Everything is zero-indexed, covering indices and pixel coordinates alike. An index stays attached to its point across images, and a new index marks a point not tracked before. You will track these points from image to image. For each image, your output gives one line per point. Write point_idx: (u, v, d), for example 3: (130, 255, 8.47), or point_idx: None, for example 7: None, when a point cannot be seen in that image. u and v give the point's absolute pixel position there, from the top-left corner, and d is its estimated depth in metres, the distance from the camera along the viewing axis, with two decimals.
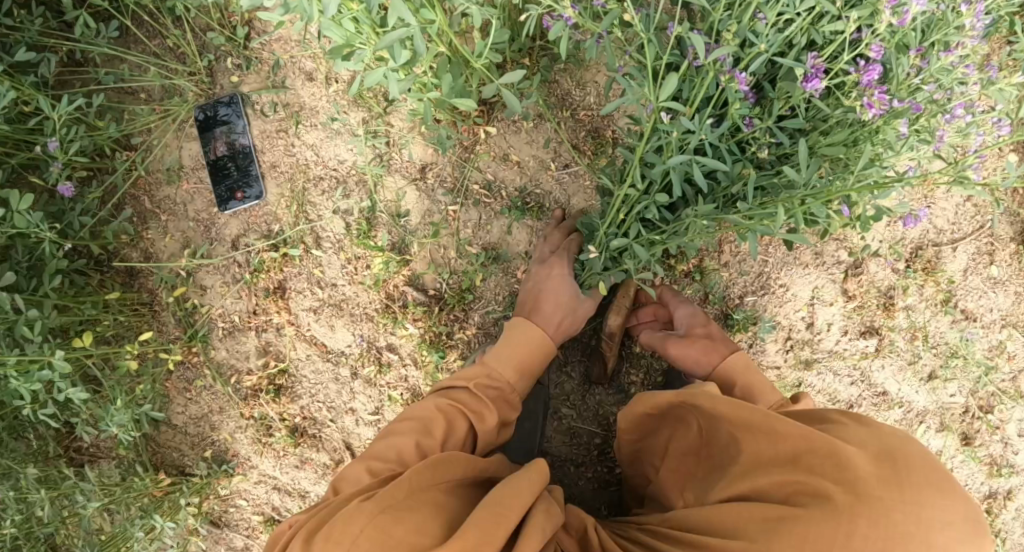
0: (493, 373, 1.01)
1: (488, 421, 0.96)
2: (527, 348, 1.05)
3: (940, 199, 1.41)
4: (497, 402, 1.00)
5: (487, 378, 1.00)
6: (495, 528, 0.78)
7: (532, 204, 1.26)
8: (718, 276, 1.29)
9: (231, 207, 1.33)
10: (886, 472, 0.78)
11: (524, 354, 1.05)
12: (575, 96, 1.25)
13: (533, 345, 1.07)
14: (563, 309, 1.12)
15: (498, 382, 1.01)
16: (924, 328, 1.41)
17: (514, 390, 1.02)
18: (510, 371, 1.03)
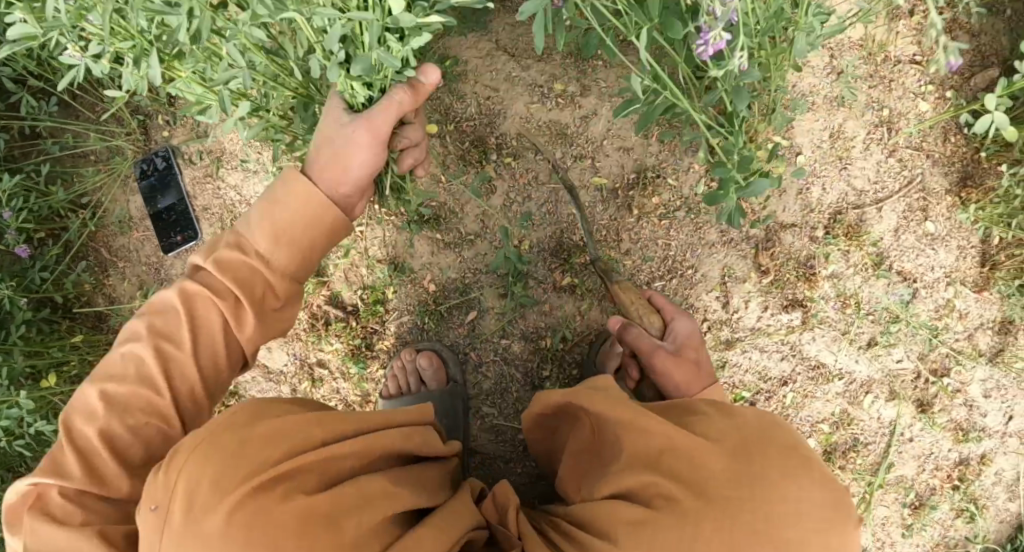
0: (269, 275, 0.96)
1: (243, 318, 0.95)
2: (298, 226, 0.97)
3: (858, 159, 1.37)
4: (248, 282, 0.95)
5: (244, 264, 0.95)
6: (339, 420, 0.86)
7: (429, 217, 1.33)
8: (619, 265, 1.30)
9: (174, 249, 1.45)
10: (738, 470, 0.84)
11: (301, 246, 0.98)
12: (457, 110, 1.31)
13: (312, 209, 0.98)
14: (314, 186, 0.98)
15: (271, 269, 0.96)
16: (855, 295, 1.37)
17: (271, 265, 0.96)
18: (267, 242, 0.96)
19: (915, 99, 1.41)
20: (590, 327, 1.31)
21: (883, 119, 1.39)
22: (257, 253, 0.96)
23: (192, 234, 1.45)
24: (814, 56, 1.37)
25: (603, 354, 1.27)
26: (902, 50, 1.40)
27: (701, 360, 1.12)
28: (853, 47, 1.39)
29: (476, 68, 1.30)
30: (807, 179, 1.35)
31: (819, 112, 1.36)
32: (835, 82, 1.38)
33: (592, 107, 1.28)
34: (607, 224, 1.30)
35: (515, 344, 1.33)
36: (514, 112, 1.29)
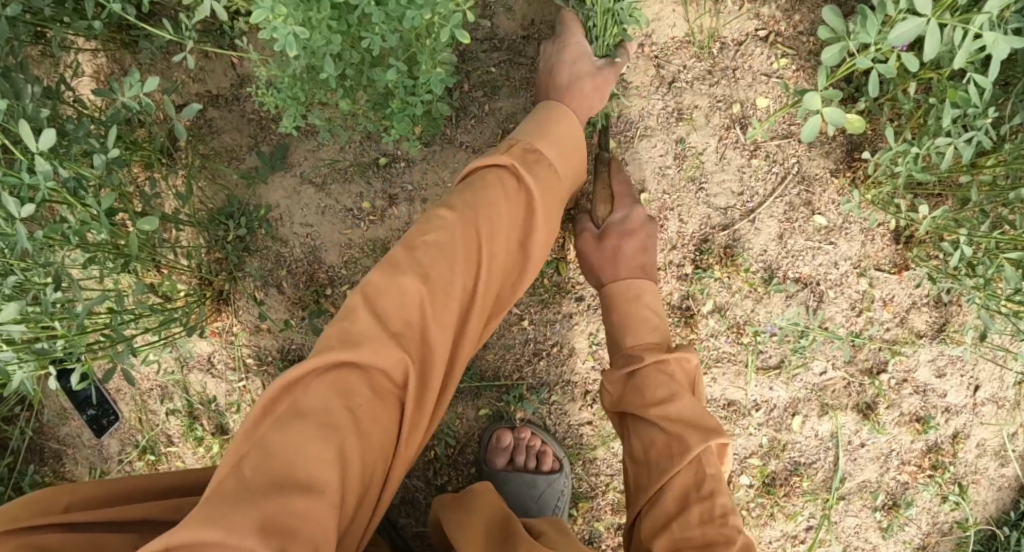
0: (426, 289, 0.77)
1: (385, 323, 0.76)
2: (501, 208, 0.84)
3: (715, 172, 1.23)
4: (413, 286, 0.77)
5: (427, 253, 0.79)
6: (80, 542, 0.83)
7: (295, 359, 1.33)
8: (481, 361, 1.26)
9: (103, 434, 1.49)
10: None
11: (427, 264, 0.78)
12: (286, 253, 1.29)
13: (509, 209, 0.85)
14: (512, 205, 0.86)
15: (446, 271, 0.79)
16: (750, 322, 1.25)
17: (462, 284, 0.80)
18: (451, 241, 0.80)
19: (768, 80, 1.23)
20: (472, 428, 1.28)
21: (735, 117, 1.23)
22: (473, 215, 0.82)
23: (114, 415, 1.48)
24: (636, 74, 1.23)
25: (491, 450, 1.25)
26: (739, 30, 1.23)
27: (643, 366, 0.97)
28: (681, 47, 1.23)
29: (287, 208, 1.29)
30: (659, 215, 1.23)
31: (656, 135, 1.22)
32: (667, 95, 1.23)
33: (406, 215, 1.27)
34: None
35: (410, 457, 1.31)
36: (335, 240, 1.28)
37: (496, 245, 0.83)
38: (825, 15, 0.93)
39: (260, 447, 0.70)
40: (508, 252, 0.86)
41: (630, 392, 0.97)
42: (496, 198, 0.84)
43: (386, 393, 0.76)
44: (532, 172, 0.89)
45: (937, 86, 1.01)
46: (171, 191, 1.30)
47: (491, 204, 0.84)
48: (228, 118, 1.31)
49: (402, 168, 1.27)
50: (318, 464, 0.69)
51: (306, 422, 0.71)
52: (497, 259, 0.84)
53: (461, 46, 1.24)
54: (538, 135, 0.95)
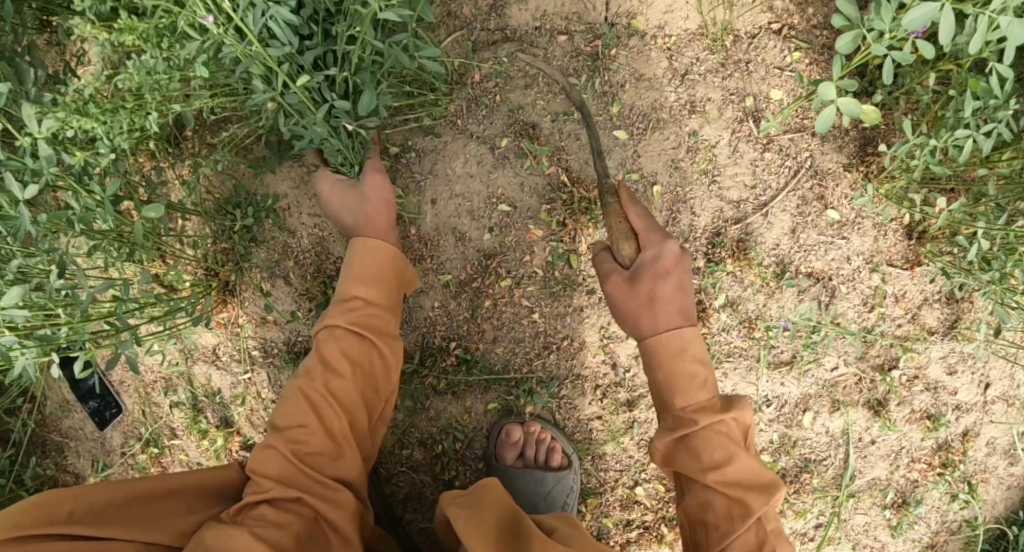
0: (314, 437, 1.00)
1: (264, 474, 0.97)
2: (354, 342, 1.07)
3: (728, 165, 1.22)
4: (289, 439, 0.99)
5: (312, 387, 1.03)
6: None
7: (300, 351, 1.32)
8: (491, 354, 1.24)
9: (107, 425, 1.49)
10: None
11: (291, 420, 1.01)
12: (294, 244, 1.28)
13: (346, 346, 1.07)
14: (365, 347, 1.08)
15: (302, 424, 1.00)
16: (761, 317, 1.24)
17: (322, 416, 1.02)
18: (325, 381, 1.04)
19: (782, 74, 1.22)
20: (480, 423, 1.27)
21: (748, 110, 1.22)
22: (313, 370, 1.05)
23: (119, 407, 1.48)
24: (648, 66, 1.22)
25: (499, 446, 1.23)
26: (752, 23, 1.22)
27: (655, 292, 1.02)
28: (695, 39, 1.22)
29: (296, 198, 1.27)
30: (672, 208, 1.22)
31: (668, 128, 1.21)
32: (680, 88, 1.22)
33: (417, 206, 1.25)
34: (464, 319, 1.24)
35: (416, 452, 1.29)
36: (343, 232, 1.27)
37: (338, 381, 1.05)
38: (839, 2, 0.91)
39: (199, 546, 0.85)
40: (370, 381, 1.08)
41: (641, 310, 1.03)
42: (331, 346, 1.07)
43: (279, 506, 0.94)
44: (375, 312, 1.10)
45: (957, 78, 1.01)
46: (177, 181, 1.29)
47: (333, 352, 1.07)
48: (236, 107, 1.30)
49: (414, 158, 1.23)
50: (247, 549, 0.86)
51: (226, 530, 0.88)
52: (353, 390, 1.05)
53: (473, 36, 1.22)
54: (353, 274, 1.11)
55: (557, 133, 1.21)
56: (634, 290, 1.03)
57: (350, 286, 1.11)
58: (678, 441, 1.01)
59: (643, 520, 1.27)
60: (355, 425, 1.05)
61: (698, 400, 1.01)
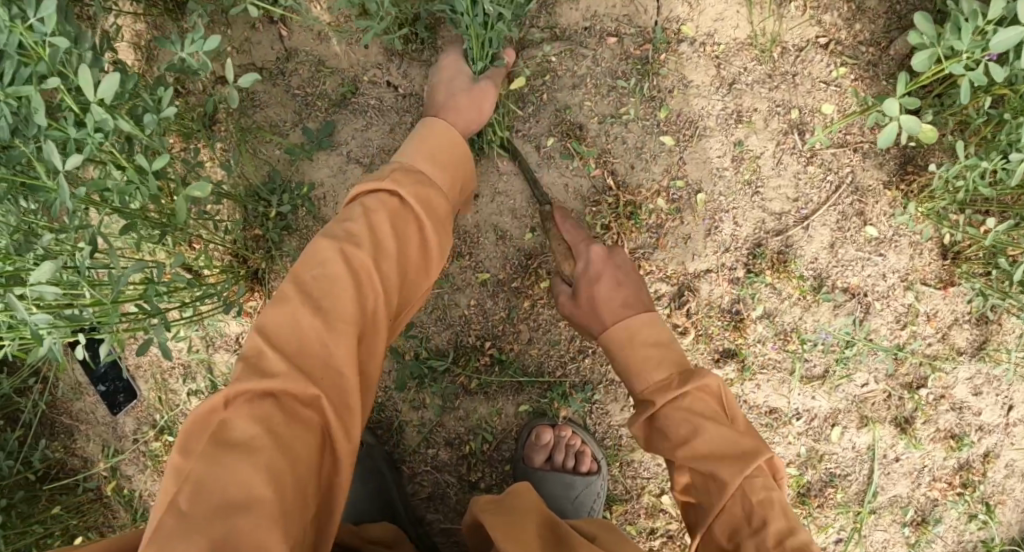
0: (329, 331, 0.78)
1: (277, 354, 0.76)
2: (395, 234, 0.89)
3: (771, 177, 1.22)
4: (310, 316, 0.78)
5: (349, 267, 0.83)
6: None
7: None
8: (525, 356, 1.23)
9: (119, 409, 1.48)
10: None
11: (294, 318, 0.78)
12: None
13: (394, 230, 0.89)
14: (401, 236, 0.89)
15: (336, 299, 0.80)
16: (797, 330, 1.24)
17: (359, 305, 0.81)
18: (368, 261, 0.84)
19: (828, 88, 1.22)
20: (510, 424, 1.25)
21: (793, 123, 1.22)
22: (355, 244, 0.85)
23: (133, 392, 1.48)
24: (697, 74, 1.21)
25: (529, 447, 1.22)
26: (801, 36, 1.21)
27: (595, 287, 1.06)
28: (743, 49, 1.21)
29: (332, 187, 1.25)
30: (714, 217, 1.21)
31: (714, 136, 1.20)
32: (727, 96, 1.21)
33: None
34: (500, 319, 1.22)
35: (442, 451, 1.28)
36: None
37: (385, 263, 0.86)
38: (917, 20, 0.96)
39: (194, 481, 0.68)
40: (407, 274, 0.90)
41: (590, 315, 1.05)
42: (381, 221, 0.88)
43: (285, 410, 0.74)
44: (426, 190, 0.94)
45: (1011, 104, 1.02)
46: (209, 164, 1.26)
47: (383, 227, 0.88)
48: (272, 91, 1.27)
49: None
50: (250, 489, 0.68)
51: (227, 451, 0.70)
52: (395, 274, 0.87)
53: (521, 33, 1.20)
54: (418, 157, 0.99)
55: (604, 135, 1.19)
56: (580, 302, 1.07)
57: (395, 172, 0.95)
58: (650, 426, 0.96)
59: (668, 529, 1.27)
60: (384, 324, 0.85)
61: (662, 375, 0.96)
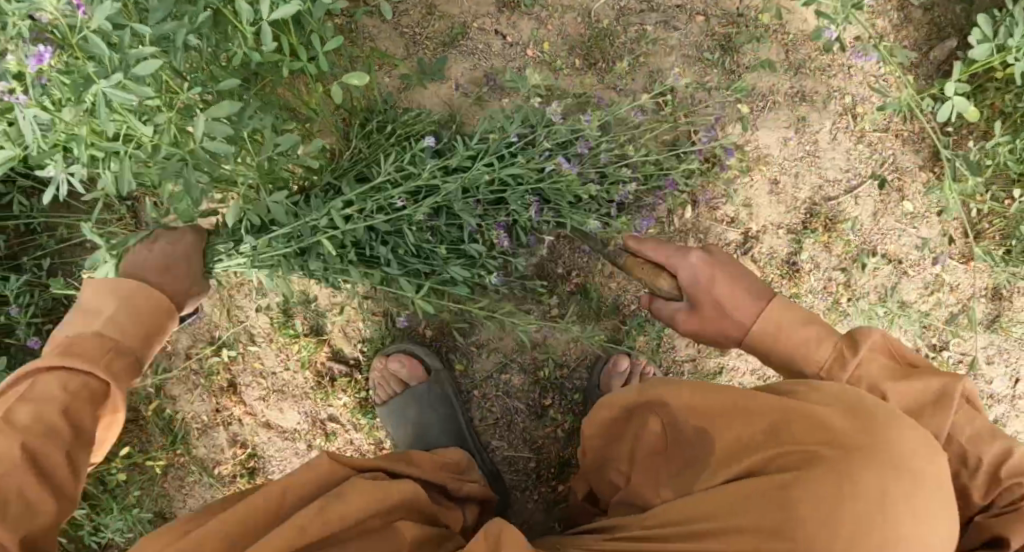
0: (61, 392, 0.85)
1: (17, 422, 0.81)
2: (149, 305, 1.00)
3: (828, 150, 1.38)
4: (68, 384, 0.86)
5: (69, 344, 0.90)
6: None
7: (413, 264, 1.38)
8: (604, 288, 1.35)
9: (177, 324, 1.50)
10: (850, 418, 0.80)
11: (49, 448, 0.81)
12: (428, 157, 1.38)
13: (141, 306, 1.00)
14: (156, 303, 1.01)
15: (70, 368, 0.87)
16: (846, 283, 1.38)
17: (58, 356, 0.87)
18: (101, 356, 0.90)
19: (877, 81, 1.41)
20: (585, 353, 1.36)
21: (847, 107, 1.39)
22: (99, 334, 0.93)
23: (193, 307, 1.50)
24: (769, 56, 1.38)
25: (606, 375, 1.32)
26: (854, 36, 1.41)
27: (721, 300, 1.01)
28: (808, 40, 1.40)
29: (439, 114, 1.39)
30: (778, 177, 1.36)
31: (781, 109, 1.37)
32: (793, 77, 1.39)
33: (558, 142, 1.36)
34: (585, 251, 1.35)
35: (516, 377, 1.37)
36: (484, 151, 1.35)
37: (118, 321, 0.95)
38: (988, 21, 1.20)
39: None
40: (145, 324, 0.99)
41: (720, 321, 1.01)
42: (85, 339, 0.92)
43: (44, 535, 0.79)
44: (149, 296, 1.01)
45: None
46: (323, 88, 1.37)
47: (77, 345, 0.90)
48: (383, 29, 1.39)
49: (558, 97, 1.36)
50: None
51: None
52: (92, 343, 0.92)
53: (622, 3, 1.36)
54: (112, 286, 0.99)
55: (690, 97, 1.35)
56: (700, 315, 1.03)
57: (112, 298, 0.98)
58: None
59: None
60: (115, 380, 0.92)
61: (819, 360, 0.93)
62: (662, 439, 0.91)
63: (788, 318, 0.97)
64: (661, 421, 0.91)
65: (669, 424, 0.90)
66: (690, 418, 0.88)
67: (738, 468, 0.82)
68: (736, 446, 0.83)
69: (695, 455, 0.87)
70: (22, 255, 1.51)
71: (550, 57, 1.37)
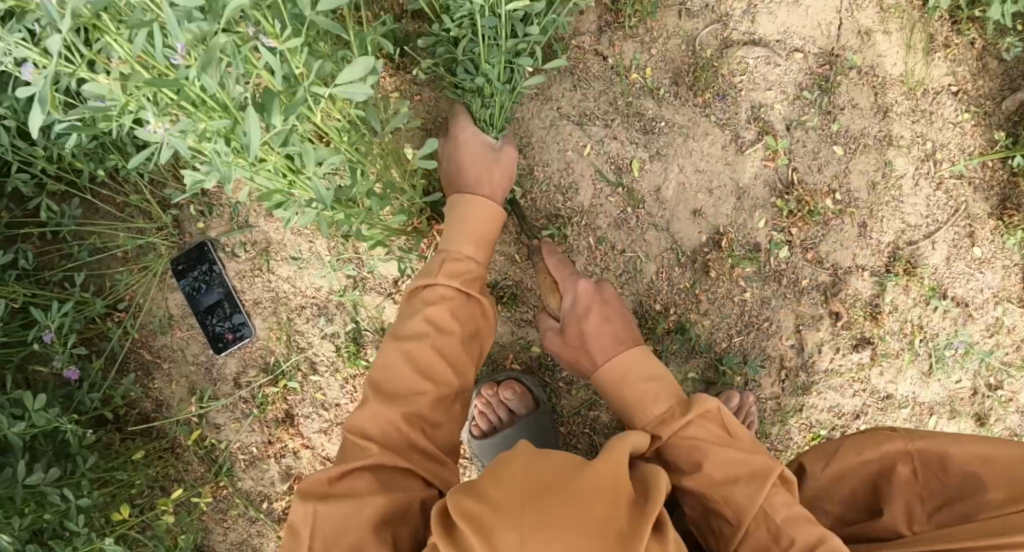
0: (439, 336, 1.02)
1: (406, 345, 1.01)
2: (482, 222, 1.12)
3: (910, 195, 1.40)
4: (434, 309, 1.04)
5: (459, 264, 1.08)
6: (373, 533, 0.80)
7: (504, 295, 1.31)
8: (699, 327, 1.33)
9: (226, 348, 1.40)
10: None
11: (430, 357, 1.00)
12: (525, 181, 1.30)
13: (478, 213, 1.13)
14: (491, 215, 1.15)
15: (436, 314, 1.04)
16: (919, 325, 1.41)
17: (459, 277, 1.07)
18: (463, 253, 1.10)
19: (954, 128, 1.42)
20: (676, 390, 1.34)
21: (928, 153, 1.41)
22: (446, 296, 1.05)
23: (245, 331, 1.41)
24: (862, 97, 1.38)
25: None
26: (938, 82, 1.41)
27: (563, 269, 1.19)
28: (895, 84, 1.39)
29: (541, 138, 1.30)
30: (865, 220, 1.38)
31: (870, 152, 1.38)
32: (883, 117, 1.39)
33: (659, 174, 1.32)
34: (684, 287, 1.33)
35: (605, 414, 1.33)
36: (586, 184, 1.31)
37: (460, 257, 1.09)
38: None
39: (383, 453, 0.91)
40: (482, 240, 1.12)
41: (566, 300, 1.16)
42: (462, 264, 1.09)
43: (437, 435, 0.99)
44: (470, 265, 1.10)
45: None
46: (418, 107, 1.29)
47: (456, 267, 1.08)
48: None
49: (661, 128, 1.32)
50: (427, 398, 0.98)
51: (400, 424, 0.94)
52: (466, 264, 1.09)
53: (725, 33, 1.33)
54: (464, 232, 1.11)
55: (787, 135, 1.35)
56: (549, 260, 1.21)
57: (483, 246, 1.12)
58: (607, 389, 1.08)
59: None
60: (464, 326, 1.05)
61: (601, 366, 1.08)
62: (915, 483, 0.94)
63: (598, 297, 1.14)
64: (913, 466, 0.94)
65: (924, 469, 0.94)
66: (965, 462, 0.92)
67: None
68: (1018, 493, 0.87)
69: (967, 500, 0.90)
70: (47, 268, 1.36)
71: (653, 84, 1.31)
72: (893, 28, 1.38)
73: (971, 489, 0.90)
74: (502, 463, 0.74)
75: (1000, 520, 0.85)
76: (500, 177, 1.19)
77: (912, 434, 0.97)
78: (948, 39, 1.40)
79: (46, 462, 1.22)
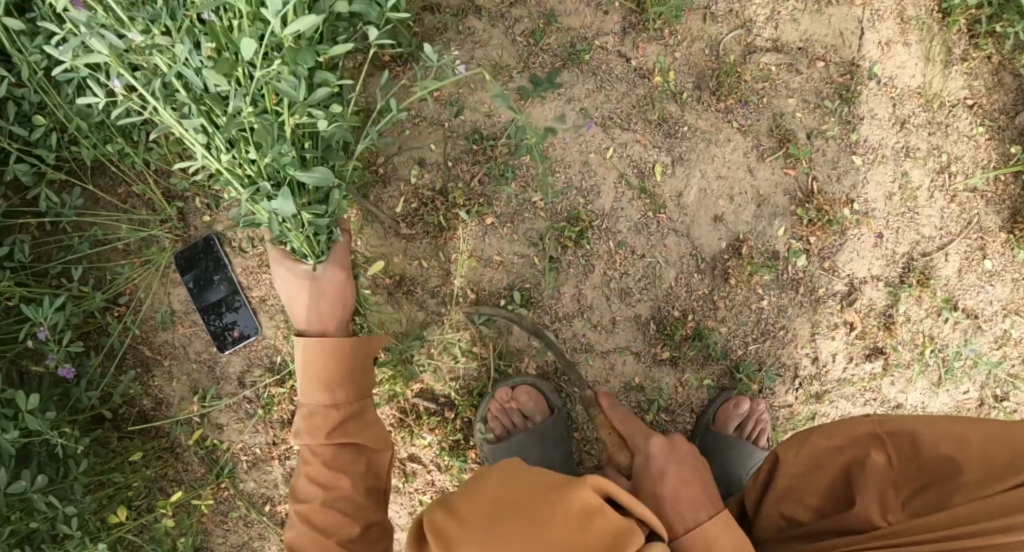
0: (327, 490, 1.05)
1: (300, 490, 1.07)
2: (325, 364, 1.09)
3: (924, 207, 1.41)
4: (314, 458, 1.06)
5: (309, 415, 1.08)
6: None
7: (522, 298, 1.29)
8: (716, 334, 1.32)
9: (229, 347, 1.36)
10: None
11: (317, 510, 1.04)
12: (545, 182, 1.28)
13: (325, 350, 1.10)
14: (328, 299, 1.15)
15: (337, 488, 1.05)
16: (930, 335, 1.42)
17: (333, 405, 1.08)
18: (318, 392, 1.08)
19: (968, 141, 1.42)
20: (691, 397, 1.34)
21: (943, 165, 1.41)
22: (314, 462, 1.06)
23: (251, 328, 1.37)
24: (879, 107, 1.38)
25: (723, 416, 1.30)
26: (954, 95, 1.41)
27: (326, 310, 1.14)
28: (913, 96, 1.40)
29: (563, 139, 1.29)
30: (880, 231, 1.38)
31: (888, 162, 1.39)
32: (900, 129, 1.39)
33: (680, 180, 1.31)
34: (702, 294, 1.32)
35: None
36: (607, 186, 1.29)
37: (320, 418, 1.08)
38: None
39: None
40: (328, 377, 1.09)
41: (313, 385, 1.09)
42: (311, 428, 1.07)
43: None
44: (329, 412, 1.08)
45: None
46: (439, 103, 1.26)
47: (320, 447, 1.07)
48: (492, 34, 1.27)
49: (683, 132, 1.31)
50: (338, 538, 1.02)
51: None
52: (321, 426, 1.07)
53: (749, 39, 1.32)
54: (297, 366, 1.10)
55: (807, 143, 1.34)
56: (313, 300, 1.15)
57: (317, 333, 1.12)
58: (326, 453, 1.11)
59: None
60: (349, 471, 1.07)
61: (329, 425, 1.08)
62: (889, 472, 0.92)
63: (317, 366, 1.09)
64: (886, 454, 0.93)
65: (898, 454, 0.93)
66: (936, 445, 0.90)
67: (997, 489, 0.83)
68: (989, 477, 0.85)
69: (942, 486, 0.88)
70: (44, 259, 1.32)
71: (676, 88, 1.30)
72: (913, 40, 1.38)
73: (940, 476, 0.88)
74: (477, 486, 0.75)
75: (971, 510, 0.82)
76: (330, 306, 1.16)
77: (885, 422, 0.96)
78: (966, 52, 1.40)
79: (37, 466, 1.17)
